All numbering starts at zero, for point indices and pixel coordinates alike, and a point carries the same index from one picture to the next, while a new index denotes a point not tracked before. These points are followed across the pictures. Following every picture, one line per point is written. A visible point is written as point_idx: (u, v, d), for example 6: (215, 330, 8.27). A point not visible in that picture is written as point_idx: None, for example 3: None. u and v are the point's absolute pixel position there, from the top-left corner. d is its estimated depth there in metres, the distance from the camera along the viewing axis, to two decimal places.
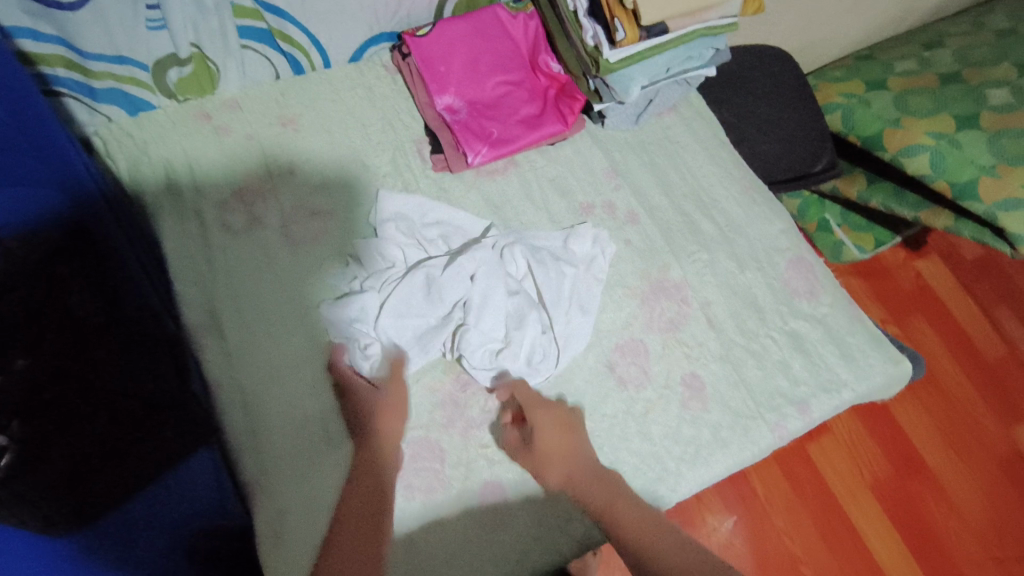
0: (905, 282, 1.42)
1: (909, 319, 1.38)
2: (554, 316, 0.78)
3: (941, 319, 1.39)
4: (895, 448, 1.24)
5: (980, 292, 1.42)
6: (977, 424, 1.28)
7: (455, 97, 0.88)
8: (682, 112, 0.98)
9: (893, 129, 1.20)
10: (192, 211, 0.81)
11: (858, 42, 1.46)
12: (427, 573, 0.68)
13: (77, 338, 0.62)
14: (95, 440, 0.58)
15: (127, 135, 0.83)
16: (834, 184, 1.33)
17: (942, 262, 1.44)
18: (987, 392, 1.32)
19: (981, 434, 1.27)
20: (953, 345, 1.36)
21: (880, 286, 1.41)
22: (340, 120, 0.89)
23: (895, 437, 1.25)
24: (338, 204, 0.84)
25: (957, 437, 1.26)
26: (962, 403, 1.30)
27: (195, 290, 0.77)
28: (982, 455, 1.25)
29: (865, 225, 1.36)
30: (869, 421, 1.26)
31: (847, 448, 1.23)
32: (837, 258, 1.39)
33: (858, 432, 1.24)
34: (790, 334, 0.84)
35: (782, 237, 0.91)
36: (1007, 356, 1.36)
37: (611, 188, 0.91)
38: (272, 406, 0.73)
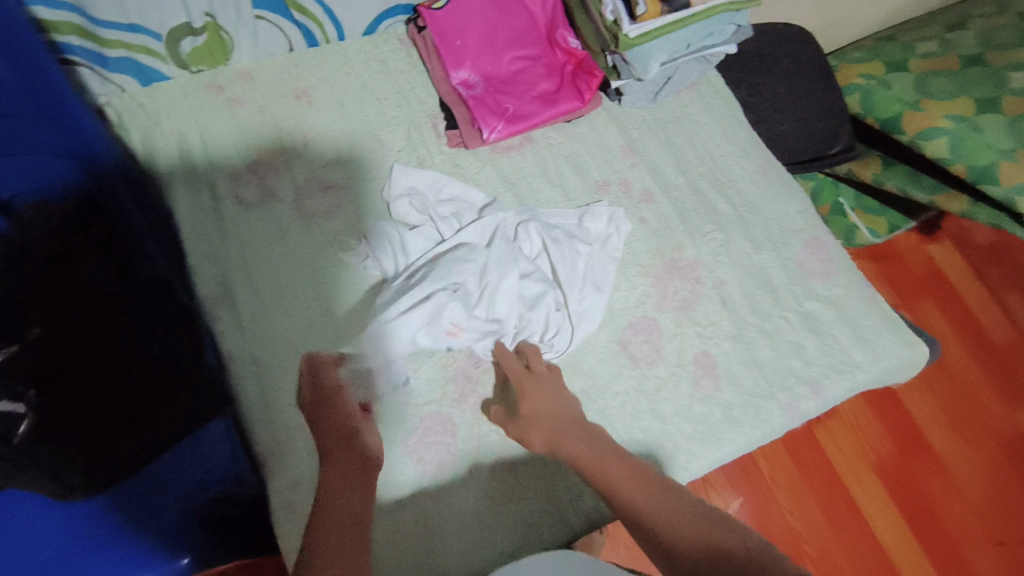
0: (916, 266, 1.41)
1: (920, 303, 1.37)
2: (569, 294, 0.78)
3: (952, 304, 1.38)
4: (901, 431, 1.24)
5: (991, 276, 1.41)
6: (984, 408, 1.28)
7: (471, 72, 0.87)
8: (699, 90, 0.97)
9: (913, 112, 1.18)
10: (205, 182, 0.80)
11: (879, 22, 1.43)
12: (438, 545, 0.68)
13: (90, 313, 0.69)
14: (95, 412, 0.65)
15: (139, 105, 0.82)
16: (849, 166, 1.32)
17: (954, 246, 1.43)
18: (994, 377, 1.31)
19: (988, 419, 1.27)
20: (963, 330, 1.36)
21: (892, 270, 1.40)
22: (353, 93, 0.88)
23: (902, 420, 1.25)
24: (351, 177, 0.83)
25: (964, 421, 1.26)
26: (970, 388, 1.30)
27: (207, 263, 0.77)
28: (988, 439, 1.25)
29: (878, 208, 1.35)
30: (875, 404, 1.26)
31: (853, 431, 1.23)
32: (850, 242, 1.39)
33: (864, 415, 1.25)
34: (804, 315, 0.84)
35: (798, 218, 0.90)
36: (1016, 341, 1.35)
37: (626, 165, 0.90)
38: (285, 378, 0.71)
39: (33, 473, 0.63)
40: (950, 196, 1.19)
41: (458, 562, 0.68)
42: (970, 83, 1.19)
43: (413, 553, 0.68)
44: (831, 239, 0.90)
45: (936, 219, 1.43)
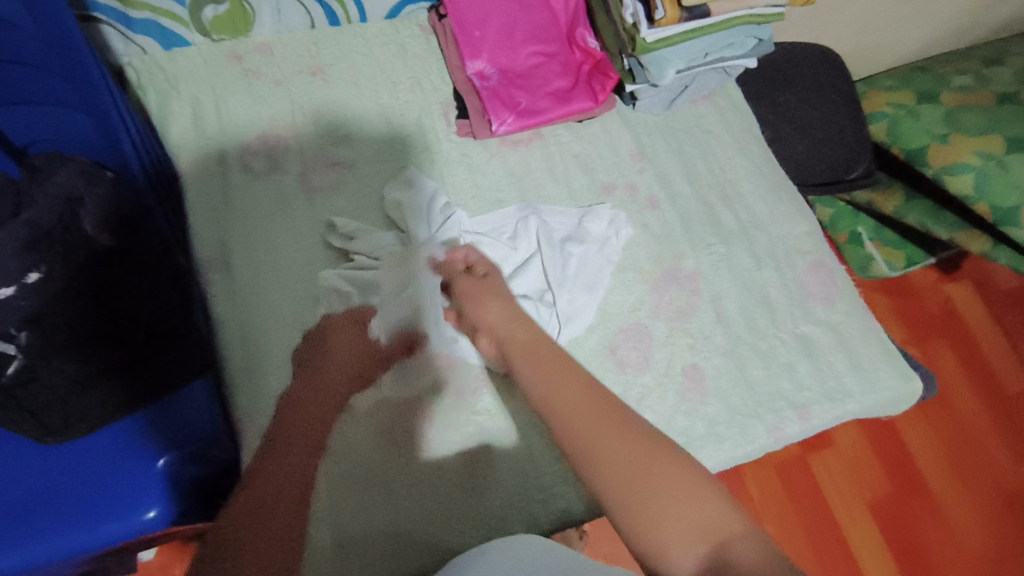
0: (932, 305, 1.38)
1: (932, 342, 1.34)
2: (557, 298, 0.77)
3: (964, 346, 1.35)
4: (899, 470, 1.21)
5: (1010, 323, 1.38)
6: (987, 455, 1.25)
7: (487, 63, 0.87)
8: (717, 102, 0.96)
9: (940, 145, 1.16)
10: (215, 149, 0.81)
11: (913, 51, 1.41)
12: (407, 530, 0.68)
13: (91, 261, 0.67)
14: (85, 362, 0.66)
15: (158, 68, 0.84)
16: (870, 197, 1.30)
17: (973, 287, 1.40)
18: (1001, 425, 1.28)
19: (990, 466, 1.24)
20: (974, 373, 1.32)
21: (906, 305, 1.37)
22: (370, 75, 0.89)
23: (900, 459, 1.22)
24: (358, 156, 0.84)
25: (965, 466, 1.23)
26: (974, 432, 1.26)
27: (208, 227, 0.78)
28: (987, 487, 1.22)
29: (898, 242, 1.32)
30: (875, 439, 1.23)
31: (849, 464, 1.21)
32: (864, 271, 1.36)
33: (862, 449, 1.22)
34: (800, 338, 0.82)
35: (804, 239, 0.89)
36: None
37: (635, 170, 0.89)
38: (268, 349, 0.73)
39: (16, 413, 0.64)
40: (972, 235, 1.16)
41: (425, 550, 0.67)
42: (1004, 120, 1.16)
43: (376, 536, 0.67)
44: (836, 264, 0.88)
45: (956, 259, 1.40)
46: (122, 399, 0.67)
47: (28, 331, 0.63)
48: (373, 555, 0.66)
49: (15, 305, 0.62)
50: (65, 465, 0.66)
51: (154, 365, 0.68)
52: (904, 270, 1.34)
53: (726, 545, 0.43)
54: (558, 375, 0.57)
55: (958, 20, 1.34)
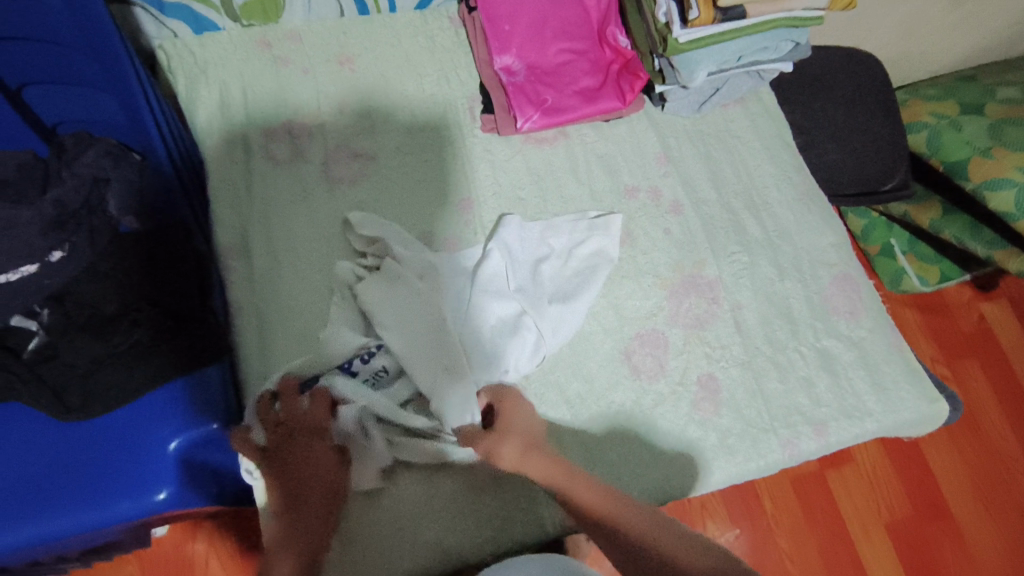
0: (964, 323, 1.33)
1: (963, 362, 1.30)
2: (551, 322, 0.75)
3: (996, 367, 1.30)
4: (921, 491, 1.18)
5: None
6: (1013, 481, 1.20)
7: (515, 59, 0.86)
8: (748, 106, 0.94)
9: (983, 159, 1.12)
10: (240, 135, 0.82)
11: (959, 60, 1.36)
12: (411, 529, 0.68)
13: (113, 245, 0.71)
14: (101, 339, 0.68)
15: (189, 53, 0.85)
16: (906, 209, 1.27)
17: (1009, 307, 1.35)
18: None
19: (1016, 493, 1.20)
20: (1005, 396, 1.28)
21: (937, 322, 1.34)
22: (397, 67, 0.88)
23: (923, 480, 1.19)
24: (381, 148, 0.84)
25: (989, 492, 1.19)
26: (1002, 458, 1.22)
27: (230, 213, 0.78)
28: (1012, 515, 1.18)
29: (934, 257, 1.28)
30: (897, 458, 1.20)
31: (868, 482, 1.18)
32: (896, 285, 1.33)
33: (883, 467, 1.19)
34: (822, 353, 0.80)
35: (831, 251, 0.86)
36: None
37: (660, 173, 0.88)
38: (284, 337, 0.73)
39: (36, 387, 0.65)
40: (1009, 251, 1.12)
41: (428, 549, 0.67)
42: None
43: (387, 529, 0.68)
44: (865, 280, 0.85)
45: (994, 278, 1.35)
46: (135, 379, 0.67)
47: (50, 308, 0.69)
48: (385, 547, 0.67)
49: (38, 285, 0.66)
50: (76, 442, 0.66)
51: (170, 347, 0.68)
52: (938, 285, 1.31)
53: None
54: (565, 475, 0.58)
55: (1010, 29, 1.29)
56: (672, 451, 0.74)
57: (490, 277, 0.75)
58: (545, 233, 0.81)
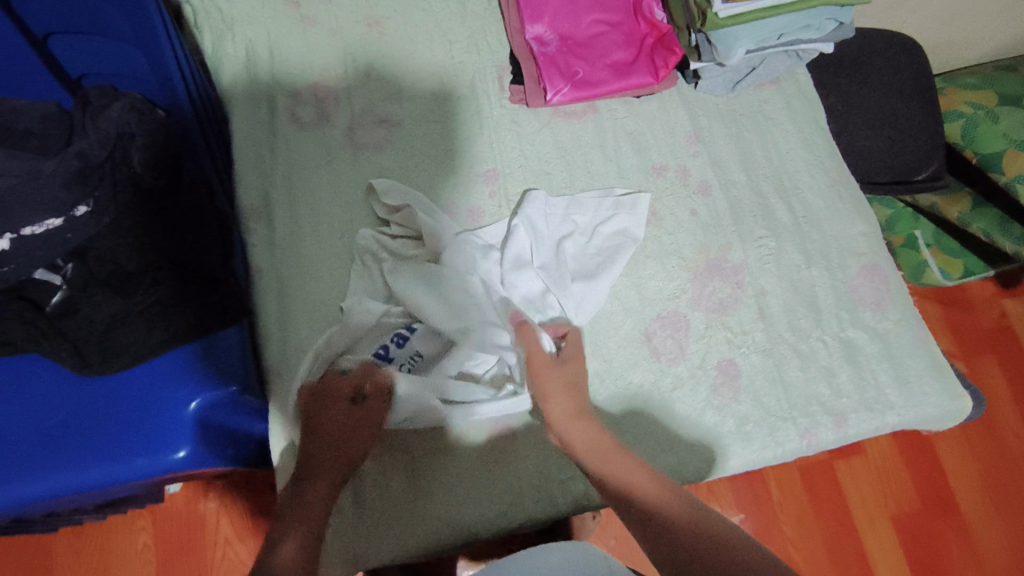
0: (987, 319, 1.31)
1: (981, 358, 1.29)
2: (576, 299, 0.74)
3: (1015, 365, 1.28)
4: (929, 484, 1.17)
5: None
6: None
7: (547, 28, 0.85)
8: (784, 87, 0.92)
9: (1018, 152, 1.10)
10: (265, 96, 0.80)
11: (1004, 48, 1.31)
12: (423, 495, 0.68)
13: (136, 201, 0.71)
14: (123, 297, 0.68)
15: (216, 9, 0.83)
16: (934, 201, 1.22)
17: None
18: None
19: None
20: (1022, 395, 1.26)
21: (957, 316, 1.32)
22: (425, 32, 0.86)
23: (932, 473, 1.18)
24: (407, 115, 0.82)
25: (998, 489, 1.18)
26: (1014, 456, 1.21)
27: (253, 174, 0.77)
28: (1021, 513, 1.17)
29: (957, 250, 1.25)
30: (907, 451, 1.19)
31: (876, 473, 1.17)
32: (916, 279, 1.29)
33: (892, 459, 1.19)
34: (845, 343, 0.79)
35: (861, 240, 0.84)
36: None
37: (689, 153, 0.86)
38: (303, 303, 0.72)
39: (56, 340, 0.66)
40: None
41: (438, 517, 0.67)
42: None
43: (401, 496, 0.68)
44: (894, 271, 0.84)
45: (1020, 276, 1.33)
46: (155, 338, 0.67)
47: (73, 263, 0.69)
48: (397, 513, 0.67)
49: (62, 238, 0.67)
50: (94, 398, 0.66)
51: (190, 307, 0.68)
52: (960, 281, 1.27)
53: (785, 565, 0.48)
54: (603, 445, 0.60)
55: None
56: (688, 434, 0.73)
57: (517, 259, 0.74)
58: (568, 210, 0.79)
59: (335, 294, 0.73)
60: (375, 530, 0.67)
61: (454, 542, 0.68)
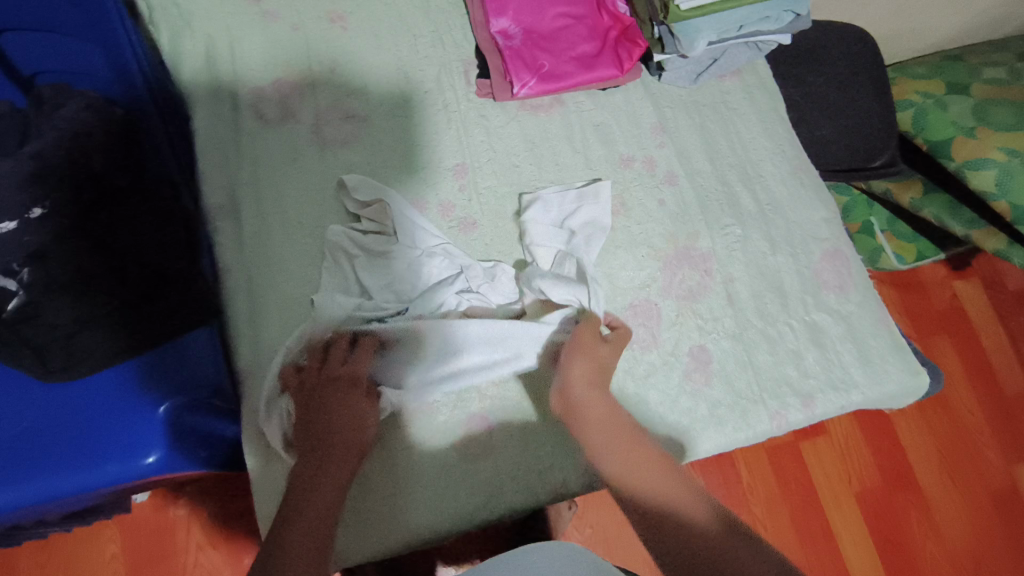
0: (939, 301, 1.37)
1: (935, 339, 1.34)
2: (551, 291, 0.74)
3: (967, 343, 1.34)
4: (889, 461, 1.22)
5: (1015, 324, 1.37)
6: (978, 453, 1.25)
7: (511, 22, 0.85)
8: (745, 79, 0.94)
9: (966, 138, 1.15)
10: (228, 92, 0.79)
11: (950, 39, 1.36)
12: (400, 494, 0.68)
13: (95, 198, 0.69)
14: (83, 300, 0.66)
15: (173, 5, 0.81)
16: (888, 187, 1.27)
17: (981, 287, 1.39)
18: (996, 425, 1.28)
19: (980, 464, 1.24)
20: (974, 372, 1.32)
21: (911, 300, 1.37)
22: (390, 28, 0.86)
23: (892, 450, 1.23)
24: (374, 110, 0.82)
25: (954, 462, 1.24)
26: (968, 430, 1.27)
27: (218, 173, 0.76)
28: (975, 484, 1.23)
29: (911, 235, 1.31)
30: (869, 430, 1.24)
31: (840, 452, 1.22)
32: (874, 263, 1.35)
33: (855, 438, 1.23)
34: (811, 326, 0.81)
35: (823, 226, 0.87)
36: None
37: (655, 144, 0.87)
38: (275, 301, 0.71)
39: (17, 346, 0.64)
40: (989, 232, 1.16)
41: (418, 516, 0.67)
42: None
43: (396, 487, 0.68)
44: (854, 255, 0.86)
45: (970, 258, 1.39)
46: (121, 341, 0.65)
47: (30, 267, 0.65)
48: (391, 504, 0.67)
49: (19, 241, 0.66)
50: (59, 406, 0.64)
51: (157, 307, 0.67)
52: (914, 264, 1.33)
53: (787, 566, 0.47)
54: (615, 442, 0.60)
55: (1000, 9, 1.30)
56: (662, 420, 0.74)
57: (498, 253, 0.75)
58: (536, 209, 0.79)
59: (305, 292, 0.72)
60: (369, 521, 0.67)
61: (445, 530, 0.68)
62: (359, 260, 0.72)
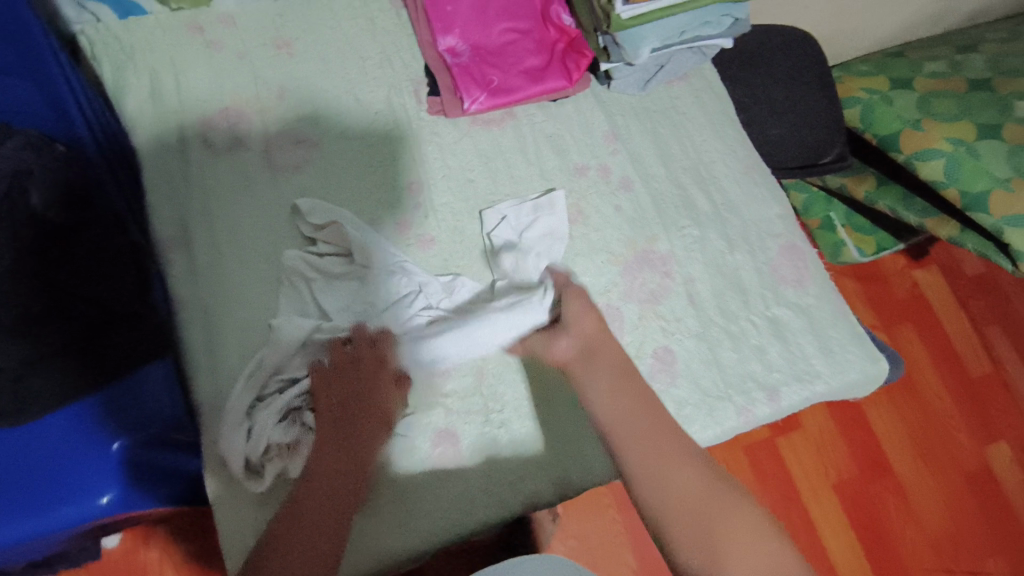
0: (900, 290, 1.40)
1: (899, 327, 1.37)
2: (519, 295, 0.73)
3: (930, 329, 1.37)
4: (865, 450, 1.24)
5: (975, 307, 1.40)
6: (950, 436, 1.27)
7: (459, 39, 0.87)
8: (693, 83, 0.95)
9: (912, 130, 1.17)
10: (174, 122, 0.78)
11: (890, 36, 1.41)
12: (371, 518, 0.66)
13: (37, 237, 0.67)
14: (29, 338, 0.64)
15: (113, 37, 0.80)
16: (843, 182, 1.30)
17: (941, 273, 1.42)
18: (964, 407, 1.31)
19: (952, 447, 1.27)
20: (939, 356, 1.35)
21: (875, 291, 1.40)
22: (338, 51, 0.86)
23: (866, 439, 1.24)
24: (325, 133, 0.81)
25: (927, 447, 1.26)
26: (938, 414, 1.29)
27: (168, 204, 0.75)
28: (949, 467, 1.25)
29: (869, 228, 1.34)
30: (842, 421, 1.25)
31: (816, 446, 1.23)
32: (836, 257, 1.38)
33: (829, 431, 1.24)
34: (773, 321, 0.83)
35: (777, 222, 0.89)
36: (991, 373, 1.35)
37: (609, 151, 0.88)
38: (231, 327, 0.69)
39: None
40: (941, 221, 1.18)
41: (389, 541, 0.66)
42: (971, 107, 1.19)
43: (364, 510, 0.67)
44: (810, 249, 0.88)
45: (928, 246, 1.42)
46: (70, 380, 0.64)
47: None
48: (357, 527, 0.66)
49: None
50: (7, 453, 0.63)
51: (108, 341, 0.66)
52: (875, 256, 1.36)
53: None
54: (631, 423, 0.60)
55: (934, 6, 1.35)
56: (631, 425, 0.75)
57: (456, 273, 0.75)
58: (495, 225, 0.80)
59: (261, 318, 0.71)
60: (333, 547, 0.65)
61: (415, 550, 0.67)
62: (316, 283, 0.71)
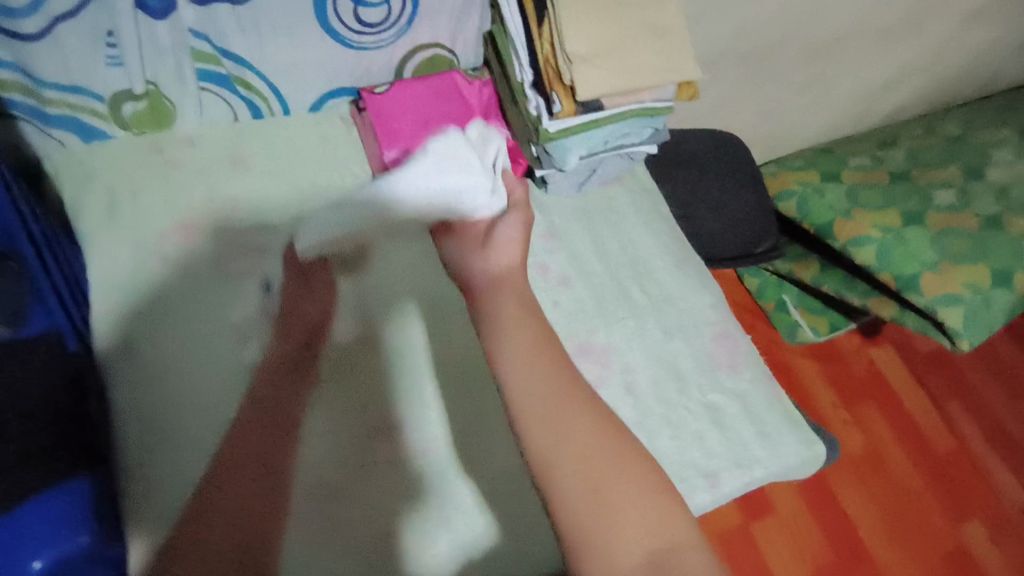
0: (860, 373, 1.60)
1: (864, 411, 1.55)
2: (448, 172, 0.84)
3: (896, 412, 1.55)
4: (842, 530, 1.37)
5: (932, 386, 1.62)
6: (923, 517, 1.42)
7: (401, 152, 0.94)
8: (627, 183, 1.03)
9: None
10: (128, 236, 0.82)
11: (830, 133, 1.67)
12: None
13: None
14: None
15: (76, 160, 0.85)
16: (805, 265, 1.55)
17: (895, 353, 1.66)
18: (933, 485, 1.47)
19: (926, 527, 1.42)
20: (905, 439, 1.52)
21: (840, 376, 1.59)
22: (292, 166, 0.92)
23: (843, 521, 1.38)
24: (275, 242, 0.86)
25: (901, 526, 1.40)
26: (913, 495, 1.45)
27: (119, 314, 0.78)
28: (925, 546, 1.39)
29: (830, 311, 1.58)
30: (817, 504, 1.39)
31: (790, 531, 1.35)
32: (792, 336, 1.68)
33: (803, 513, 1.38)
34: (711, 407, 0.85)
35: (710, 310, 0.94)
36: (956, 449, 1.54)
37: (547, 250, 0.93)
38: (173, 428, 0.73)
39: None
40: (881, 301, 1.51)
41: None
42: (893, 198, 1.53)
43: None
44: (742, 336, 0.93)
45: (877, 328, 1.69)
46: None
47: None
48: None
49: None
50: None
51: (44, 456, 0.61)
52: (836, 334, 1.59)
53: (667, 556, 0.49)
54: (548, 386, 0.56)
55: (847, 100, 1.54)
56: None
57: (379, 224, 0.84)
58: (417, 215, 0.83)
59: (204, 422, 0.73)
60: None
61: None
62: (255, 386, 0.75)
